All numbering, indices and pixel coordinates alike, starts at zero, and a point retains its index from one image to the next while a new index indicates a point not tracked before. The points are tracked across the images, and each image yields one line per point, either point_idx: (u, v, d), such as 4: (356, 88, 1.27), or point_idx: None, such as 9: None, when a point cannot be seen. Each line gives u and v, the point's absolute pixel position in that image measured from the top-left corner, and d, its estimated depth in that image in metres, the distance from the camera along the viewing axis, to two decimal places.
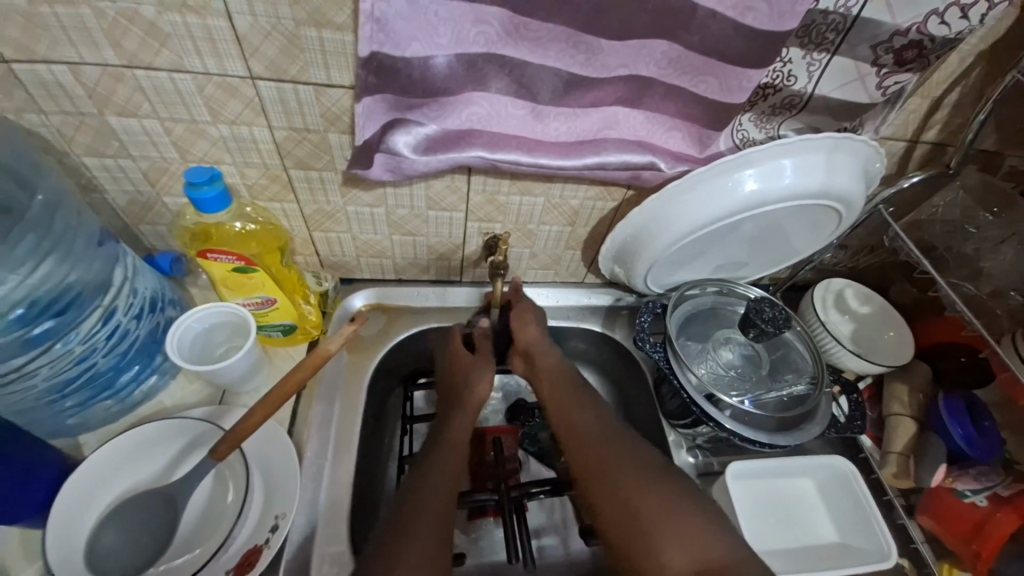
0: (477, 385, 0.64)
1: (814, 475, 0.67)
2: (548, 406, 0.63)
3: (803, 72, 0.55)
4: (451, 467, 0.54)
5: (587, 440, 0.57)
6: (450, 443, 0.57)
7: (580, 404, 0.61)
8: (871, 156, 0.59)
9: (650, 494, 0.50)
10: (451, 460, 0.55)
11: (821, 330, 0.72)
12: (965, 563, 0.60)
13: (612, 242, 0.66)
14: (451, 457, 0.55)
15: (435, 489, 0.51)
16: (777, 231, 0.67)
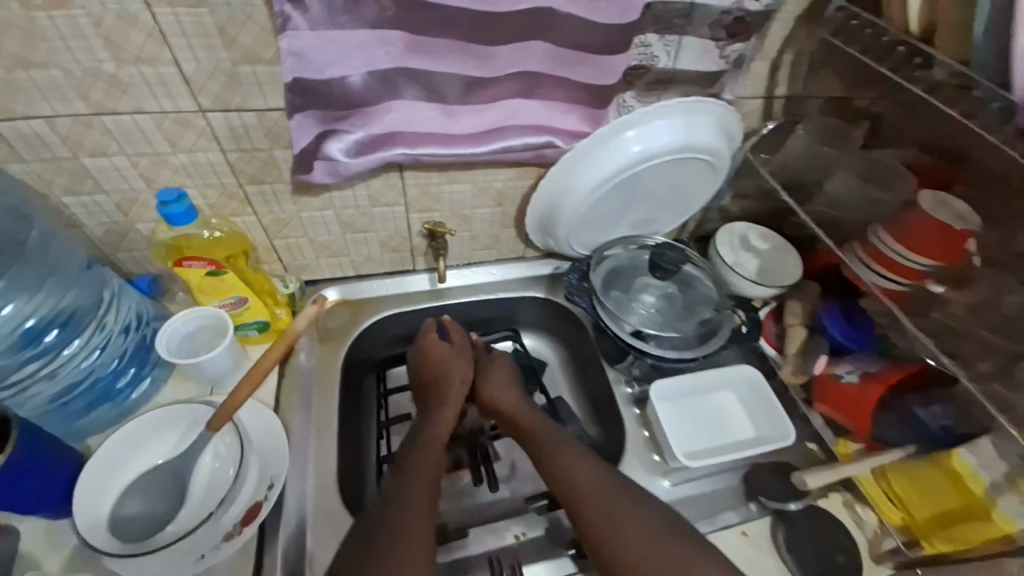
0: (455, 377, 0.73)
1: (732, 387, 0.79)
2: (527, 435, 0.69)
3: (663, 53, 0.68)
4: (429, 468, 0.64)
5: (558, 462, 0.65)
6: (427, 447, 0.66)
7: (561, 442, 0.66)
8: (726, 113, 0.72)
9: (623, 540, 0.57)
10: (430, 464, 0.65)
11: (722, 265, 0.85)
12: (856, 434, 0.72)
13: (534, 214, 0.78)
14: (429, 463, 0.65)
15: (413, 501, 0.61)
16: (671, 189, 0.79)
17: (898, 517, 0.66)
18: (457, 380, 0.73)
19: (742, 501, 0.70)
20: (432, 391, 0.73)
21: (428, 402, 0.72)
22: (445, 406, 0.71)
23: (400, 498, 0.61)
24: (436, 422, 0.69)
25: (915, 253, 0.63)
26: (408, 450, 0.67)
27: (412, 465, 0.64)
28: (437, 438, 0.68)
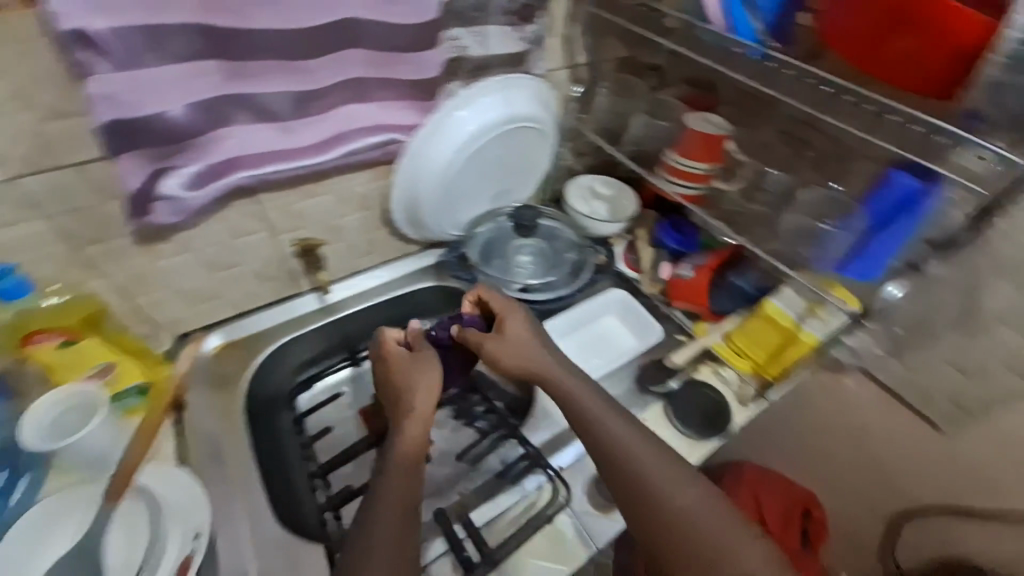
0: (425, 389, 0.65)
1: (609, 310, 0.92)
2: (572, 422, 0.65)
3: (473, 42, 0.77)
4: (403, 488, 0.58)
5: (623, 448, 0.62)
6: (397, 468, 0.60)
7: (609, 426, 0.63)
8: (536, 84, 0.84)
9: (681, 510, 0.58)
10: (401, 493, 0.58)
11: (574, 214, 0.98)
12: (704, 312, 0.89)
13: (397, 206, 0.83)
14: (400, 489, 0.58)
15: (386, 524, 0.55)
16: (511, 157, 0.89)
17: (747, 368, 0.82)
18: (419, 393, 0.65)
19: (638, 397, 0.83)
20: (395, 410, 0.66)
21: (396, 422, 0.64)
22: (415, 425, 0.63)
23: (368, 528, 0.55)
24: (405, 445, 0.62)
25: (686, 161, 0.82)
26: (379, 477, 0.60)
27: (385, 499, 0.57)
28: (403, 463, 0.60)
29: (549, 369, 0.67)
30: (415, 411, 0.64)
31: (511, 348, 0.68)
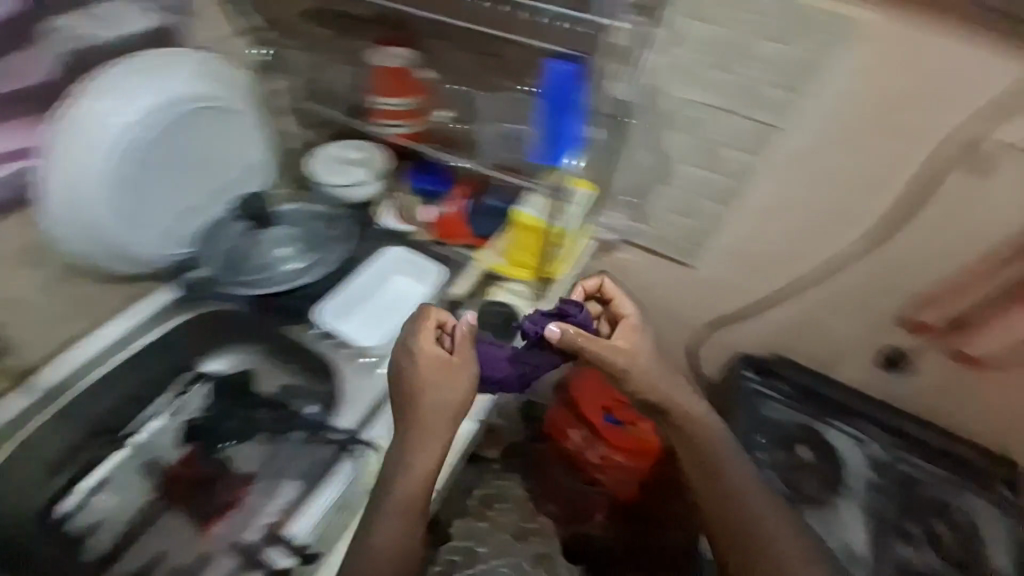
0: (452, 390, 0.67)
1: (390, 272, 0.86)
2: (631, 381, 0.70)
3: (85, 28, 0.72)
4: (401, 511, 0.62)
5: (691, 449, 0.71)
6: (411, 484, 0.64)
7: (711, 446, 0.71)
8: (179, 59, 0.76)
9: (760, 521, 0.67)
10: (404, 506, 0.63)
11: (316, 188, 0.91)
12: (471, 242, 0.92)
13: (68, 242, 0.73)
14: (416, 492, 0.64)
15: (388, 526, 0.62)
16: (201, 150, 0.81)
17: (523, 277, 0.88)
18: (438, 408, 0.66)
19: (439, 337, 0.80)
20: (411, 427, 0.66)
21: (412, 422, 0.66)
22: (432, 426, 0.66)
23: (363, 537, 0.62)
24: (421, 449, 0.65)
25: (385, 102, 0.88)
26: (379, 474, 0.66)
27: (381, 508, 0.63)
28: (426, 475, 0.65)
29: (640, 363, 0.70)
30: (453, 425, 0.67)
31: (630, 364, 0.70)
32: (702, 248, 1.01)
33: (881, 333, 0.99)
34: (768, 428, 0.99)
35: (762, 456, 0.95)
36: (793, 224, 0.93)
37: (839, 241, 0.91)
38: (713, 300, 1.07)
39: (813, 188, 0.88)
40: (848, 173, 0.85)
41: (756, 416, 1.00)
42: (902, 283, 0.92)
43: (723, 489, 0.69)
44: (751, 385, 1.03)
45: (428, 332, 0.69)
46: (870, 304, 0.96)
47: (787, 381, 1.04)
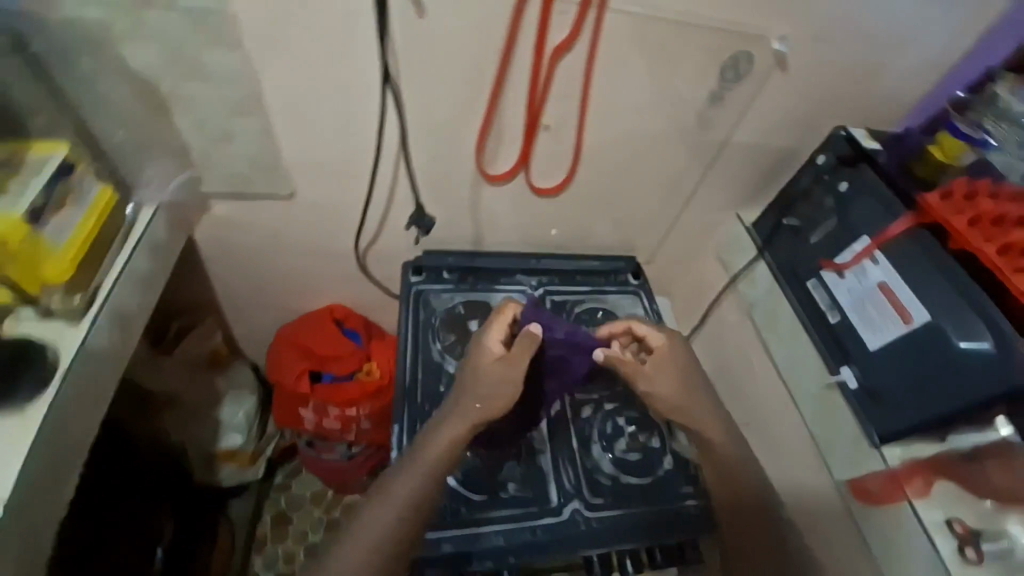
0: (664, 378, 0.98)
1: None
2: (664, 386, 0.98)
3: None
4: (430, 470, 0.86)
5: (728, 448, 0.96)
6: (456, 424, 0.91)
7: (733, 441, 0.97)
8: None
9: (742, 489, 0.92)
10: (432, 466, 0.87)
11: None
12: None
13: None
14: (434, 454, 0.88)
15: (412, 470, 0.86)
16: None
17: (39, 289, 0.81)
18: (482, 397, 0.93)
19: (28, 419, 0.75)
20: (675, 407, 0.98)
21: (460, 401, 0.93)
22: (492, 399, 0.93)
23: (403, 479, 0.86)
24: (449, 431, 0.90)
25: None
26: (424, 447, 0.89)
27: (418, 455, 0.88)
28: (444, 448, 0.88)
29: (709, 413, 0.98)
30: (477, 406, 0.92)
31: (718, 430, 0.97)
32: (290, 176, 1.04)
33: (648, 197, 1.21)
34: (445, 310, 1.19)
35: (436, 344, 1.13)
36: (337, 129, 0.96)
37: (366, 116, 0.94)
38: (337, 196, 1.10)
39: (340, 106, 0.92)
40: (324, 63, 0.86)
41: (422, 307, 1.19)
42: (408, 78, 0.89)
43: (729, 462, 0.95)
44: (421, 287, 1.22)
45: (669, 356, 1.01)
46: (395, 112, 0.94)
47: (450, 268, 1.25)
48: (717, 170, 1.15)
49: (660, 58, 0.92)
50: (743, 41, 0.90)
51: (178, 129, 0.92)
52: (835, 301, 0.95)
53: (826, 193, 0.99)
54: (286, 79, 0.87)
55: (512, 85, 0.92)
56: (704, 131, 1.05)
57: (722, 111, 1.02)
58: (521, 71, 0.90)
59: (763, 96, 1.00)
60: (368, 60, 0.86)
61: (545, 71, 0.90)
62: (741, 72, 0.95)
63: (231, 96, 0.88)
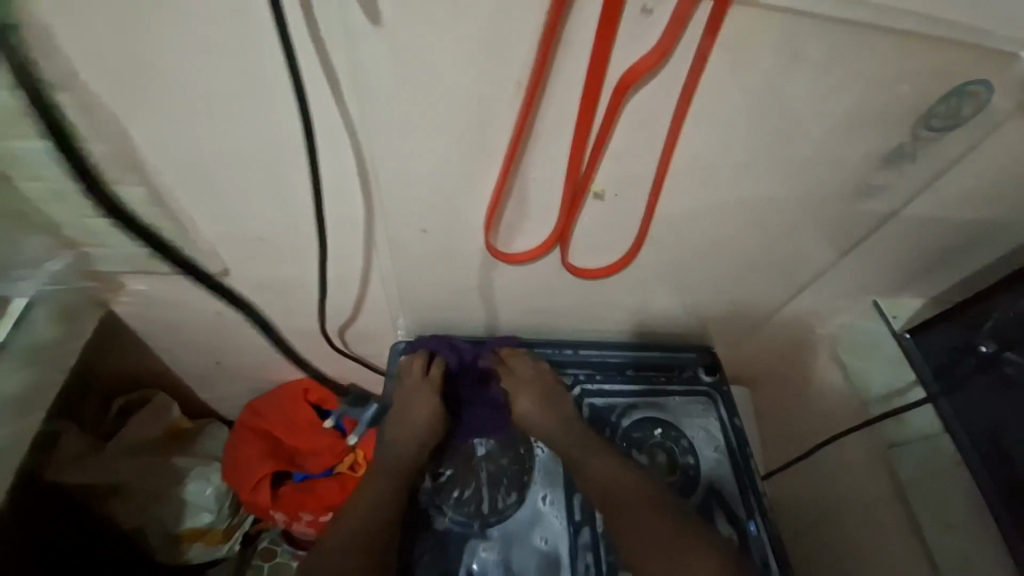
0: (522, 401, 0.88)
1: None
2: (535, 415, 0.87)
3: None
4: (377, 513, 0.79)
5: (624, 496, 0.78)
6: (394, 464, 0.85)
7: (641, 486, 0.79)
8: None
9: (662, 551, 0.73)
10: (377, 520, 0.78)
11: None
12: None
13: None
14: (378, 506, 0.80)
15: (355, 532, 0.77)
16: None
17: None
18: (409, 429, 0.87)
19: None
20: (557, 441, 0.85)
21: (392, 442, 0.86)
22: (400, 435, 0.86)
23: (341, 544, 0.76)
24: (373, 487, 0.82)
25: None
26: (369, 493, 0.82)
27: (360, 513, 0.79)
28: (386, 497, 0.81)
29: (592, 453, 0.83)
30: (410, 435, 0.86)
31: (597, 474, 0.81)
32: (217, 253, 0.74)
33: (740, 283, 0.82)
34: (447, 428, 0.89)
35: (426, 484, 0.84)
36: (266, 198, 0.65)
37: (294, 183, 0.63)
38: (290, 276, 0.79)
39: (266, 166, 0.61)
40: (224, 107, 0.54)
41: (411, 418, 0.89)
42: (363, 124, 0.55)
43: (630, 507, 0.77)
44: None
45: (529, 372, 0.91)
46: (351, 171, 0.61)
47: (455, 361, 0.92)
48: (861, 250, 0.75)
49: (797, 93, 0.53)
50: (946, 64, 0.50)
51: (34, 200, 0.66)
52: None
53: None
54: (168, 126, 0.56)
55: (540, 138, 0.55)
56: (851, 200, 0.65)
57: (885, 171, 0.62)
58: (559, 117, 0.53)
59: (952, 152, 0.60)
60: (286, 101, 0.54)
61: (603, 121, 0.52)
62: (956, 118, 0.56)
63: (89, 158, 0.60)
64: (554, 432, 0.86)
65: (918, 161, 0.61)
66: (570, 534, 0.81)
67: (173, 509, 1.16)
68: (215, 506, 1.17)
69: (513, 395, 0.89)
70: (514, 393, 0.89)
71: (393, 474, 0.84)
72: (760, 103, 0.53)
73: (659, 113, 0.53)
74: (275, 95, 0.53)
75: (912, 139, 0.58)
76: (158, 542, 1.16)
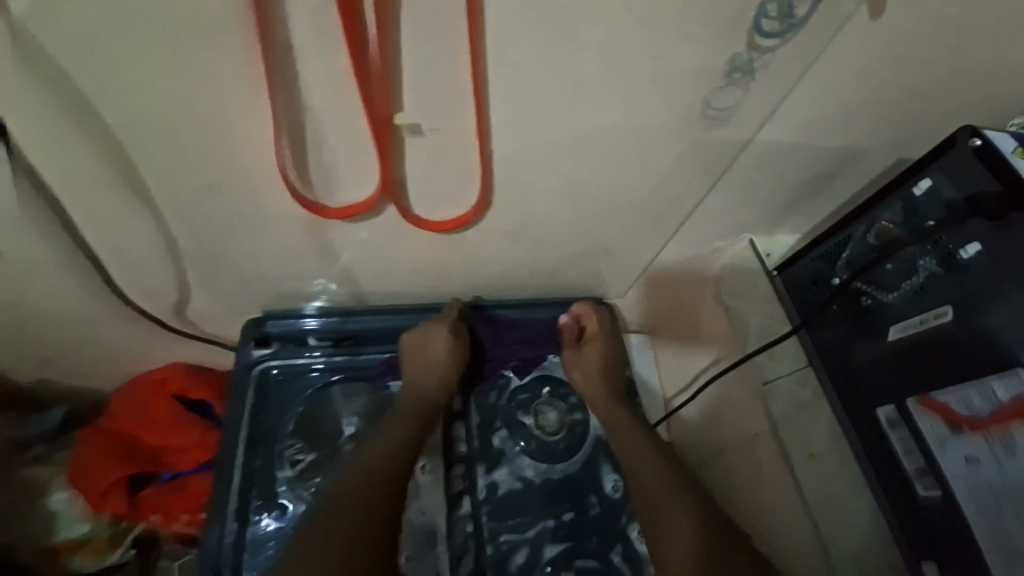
0: (586, 364, 0.84)
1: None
2: (601, 385, 0.83)
3: None
4: (391, 461, 0.70)
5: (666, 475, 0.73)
6: (404, 412, 0.76)
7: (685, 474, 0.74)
8: None
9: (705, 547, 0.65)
10: (381, 469, 0.69)
11: None
12: None
13: None
14: (387, 457, 0.70)
15: (366, 479, 0.67)
16: None
17: None
18: (427, 376, 0.79)
19: None
20: (614, 413, 0.81)
21: (410, 389, 0.78)
22: (420, 379, 0.78)
23: (348, 489, 0.67)
24: (390, 430, 0.74)
25: None
26: (379, 439, 0.73)
27: (370, 457, 0.70)
28: (393, 447, 0.71)
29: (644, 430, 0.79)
30: (426, 383, 0.78)
31: (636, 453, 0.76)
32: None
33: (612, 234, 0.76)
34: (307, 406, 0.79)
35: (284, 472, 0.75)
36: None
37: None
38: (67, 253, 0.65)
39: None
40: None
41: (268, 393, 0.79)
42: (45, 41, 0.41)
43: (674, 487, 0.72)
44: (274, 368, 0.80)
45: (606, 338, 0.86)
46: (62, 111, 0.47)
47: (319, 334, 0.82)
48: (724, 185, 0.70)
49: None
50: None
51: None
52: (931, 462, 0.61)
53: (893, 262, 0.65)
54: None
55: (303, 67, 0.46)
56: (699, 128, 0.59)
57: (726, 90, 0.55)
58: (320, 40, 0.44)
59: (783, 66, 0.55)
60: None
61: (374, 55, 0.45)
62: (792, 21, 0.50)
63: None
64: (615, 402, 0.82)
65: (754, 78, 0.55)
66: (449, 507, 0.76)
67: (40, 521, 0.97)
68: (88, 516, 0.97)
69: (586, 360, 0.84)
70: (585, 356, 0.85)
71: (410, 420, 0.75)
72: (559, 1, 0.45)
73: (442, 17, 0.44)
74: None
75: (745, 51, 0.51)
76: (31, 562, 0.97)
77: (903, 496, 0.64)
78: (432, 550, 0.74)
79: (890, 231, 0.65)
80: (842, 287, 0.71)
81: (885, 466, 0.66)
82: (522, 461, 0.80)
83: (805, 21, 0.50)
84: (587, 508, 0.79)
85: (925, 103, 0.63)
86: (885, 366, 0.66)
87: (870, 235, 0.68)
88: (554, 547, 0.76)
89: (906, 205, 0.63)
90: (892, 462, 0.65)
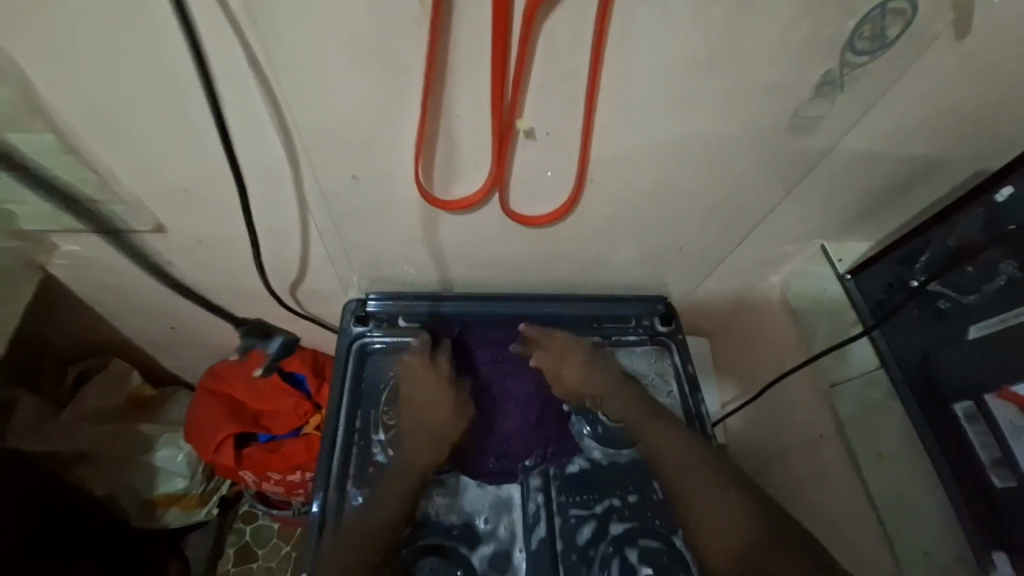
0: (574, 377, 0.90)
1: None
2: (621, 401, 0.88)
3: None
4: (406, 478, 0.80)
5: (718, 486, 0.81)
6: (404, 430, 0.84)
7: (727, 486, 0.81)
8: None
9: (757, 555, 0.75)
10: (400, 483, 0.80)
11: None
12: None
13: None
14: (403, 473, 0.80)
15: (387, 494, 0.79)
16: None
17: None
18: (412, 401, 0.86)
19: None
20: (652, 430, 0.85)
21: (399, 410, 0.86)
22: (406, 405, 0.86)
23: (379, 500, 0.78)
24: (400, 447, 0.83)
25: None
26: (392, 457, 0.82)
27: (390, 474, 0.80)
28: (408, 463, 0.81)
29: (687, 441, 0.84)
30: (422, 407, 0.86)
31: (682, 468, 0.82)
32: (146, 205, 0.75)
33: (687, 236, 0.81)
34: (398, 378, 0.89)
35: (379, 436, 0.84)
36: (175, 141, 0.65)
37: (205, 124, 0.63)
38: (224, 231, 0.78)
39: (168, 106, 0.60)
40: (123, 42, 0.54)
41: (364, 365, 0.89)
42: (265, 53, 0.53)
43: (724, 499, 0.80)
44: (370, 343, 0.90)
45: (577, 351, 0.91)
46: (261, 110, 0.60)
47: (408, 316, 0.92)
48: (800, 192, 0.75)
49: (713, 23, 0.52)
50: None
51: None
52: (1008, 454, 0.65)
53: (975, 267, 0.70)
54: (70, 64, 0.56)
55: (452, 81, 0.56)
56: (784, 137, 0.65)
57: (815, 102, 0.61)
58: (472, 59, 0.54)
59: (870, 80, 0.60)
60: (168, 26, 0.53)
61: (514, 74, 0.55)
62: (883, 41, 0.55)
63: None
64: (643, 419, 0.86)
65: (842, 90, 0.60)
66: (523, 478, 0.83)
67: (144, 474, 1.09)
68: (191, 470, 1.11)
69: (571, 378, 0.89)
70: (565, 375, 0.90)
71: (410, 440, 0.83)
72: (668, 22, 0.52)
73: (572, 39, 0.53)
74: (151, 21, 0.52)
75: (836, 67, 0.56)
76: (133, 512, 1.09)
77: (976, 491, 0.68)
78: (506, 513, 0.80)
79: (970, 238, 0.70)
80: (919, 289, 0.76)
81: (958, 460, 0.70)
82: (590, 443, 0.86)
83: (896, 41, 0.55)
84: (650, 493, 0.82)
85: (1008, 117, 0.66)
86: (961, 365, 0.71)
87: (949, 239, 0.72)
88: (619, 525, 0.80)
89: (987, 213, 0.67)
90: (967, 455, 0.69)
